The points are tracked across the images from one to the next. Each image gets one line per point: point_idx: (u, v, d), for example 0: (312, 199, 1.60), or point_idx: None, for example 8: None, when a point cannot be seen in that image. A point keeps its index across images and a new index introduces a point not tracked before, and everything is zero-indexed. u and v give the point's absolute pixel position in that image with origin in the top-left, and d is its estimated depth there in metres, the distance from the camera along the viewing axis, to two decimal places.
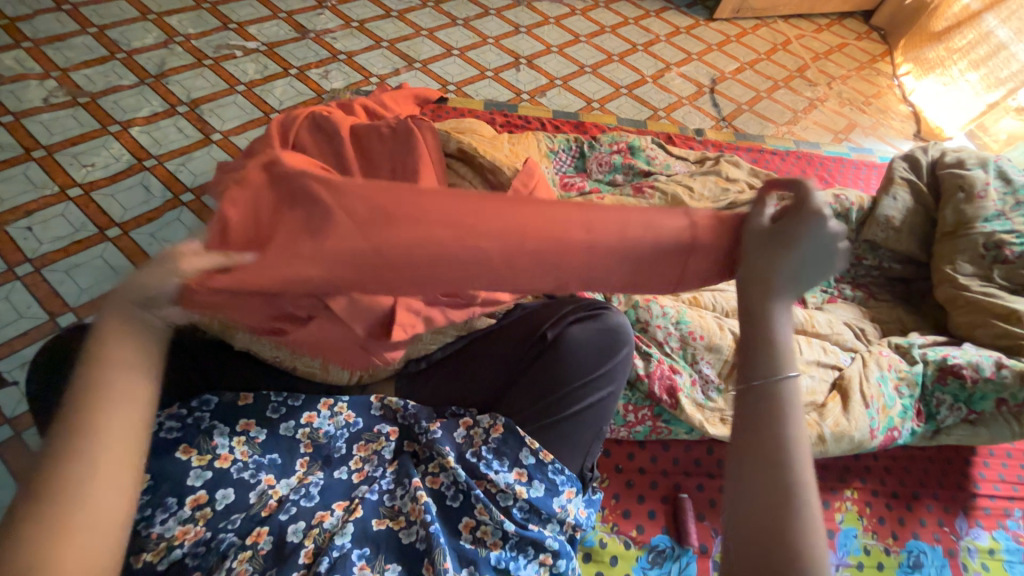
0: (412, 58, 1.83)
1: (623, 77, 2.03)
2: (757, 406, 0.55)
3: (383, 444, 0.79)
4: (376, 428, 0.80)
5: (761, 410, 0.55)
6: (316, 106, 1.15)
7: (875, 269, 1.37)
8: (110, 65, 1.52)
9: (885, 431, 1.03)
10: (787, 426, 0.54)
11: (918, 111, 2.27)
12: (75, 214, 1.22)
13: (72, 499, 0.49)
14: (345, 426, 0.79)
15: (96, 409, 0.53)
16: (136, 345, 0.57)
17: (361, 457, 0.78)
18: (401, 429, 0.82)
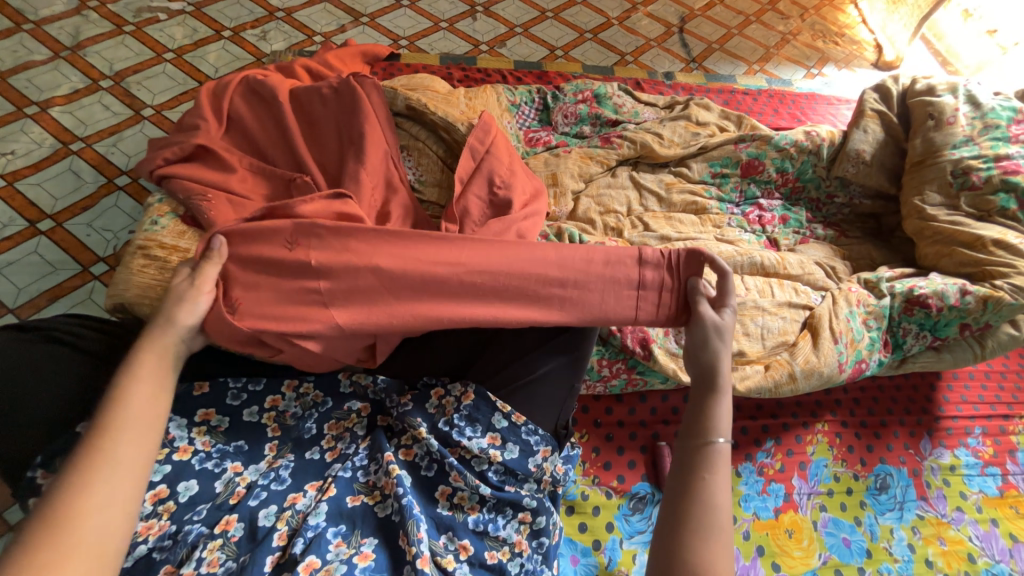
0: (358, 12, 1.68)
1: (588, 20, 1.92)
2: (693, 457, 0.63)
3: (355, 421, 0.78)
4: (346, 406, 0.78)
5: (693, 455, 0.63)
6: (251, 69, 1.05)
7: (847, 206, 1.37)
8: (17, 38, 1.37)
9: (853, 364, 1.04)
10: (719, 476, 0.62)
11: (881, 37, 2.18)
12: (0, 208, 1.12)
13: (87, 521, 0.50)
14: (312, 405, 0.77)
15: (119, 433, 0.56)
16: (157, 380, 0.62)
17: (334, 435, 0.76)
18: (372, 405, 0.80)
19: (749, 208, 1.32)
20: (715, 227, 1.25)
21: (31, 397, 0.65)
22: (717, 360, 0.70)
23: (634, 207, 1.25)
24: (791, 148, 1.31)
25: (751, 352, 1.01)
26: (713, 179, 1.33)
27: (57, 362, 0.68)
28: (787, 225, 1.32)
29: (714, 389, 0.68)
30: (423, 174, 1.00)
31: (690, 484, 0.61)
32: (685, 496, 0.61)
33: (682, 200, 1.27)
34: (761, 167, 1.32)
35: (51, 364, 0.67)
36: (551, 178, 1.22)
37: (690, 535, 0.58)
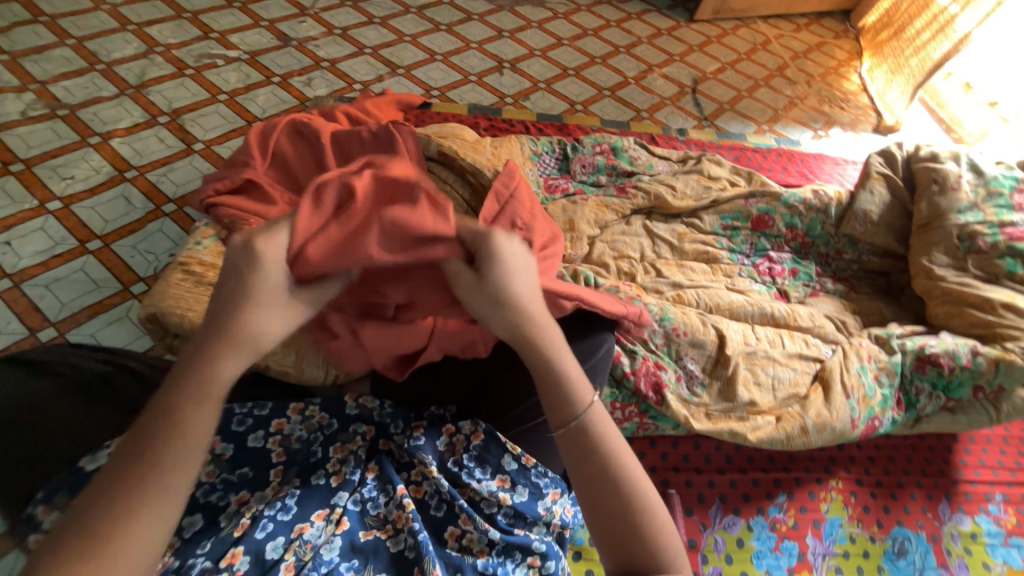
0: (395, 64, 1.84)
1: (606, 79, 2.06)
2: (579, 445, 0.64)
3: (359, 444, 0.78)
4: (351, 428, 0.79)
5: (577, 456, 0.64)
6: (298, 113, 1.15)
7: (856, 262, 1.40)
8: (90, 76, 1.51)
9: (866, 421, 1.03)
10: (601, 441, 0.64)
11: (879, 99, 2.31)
12: (55, 227, 1.20)
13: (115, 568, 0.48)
14: (318, 429, 0.78)
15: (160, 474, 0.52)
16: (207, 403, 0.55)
17: (338, 459, 0.76)
18: (376, 428, 0.81)
19: (759, 260, 1.37)
20: (726, 276, 1.29)
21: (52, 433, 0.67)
22: (520, 307, 0.64)
23: (648, 254, 1.30)
24: (799, 205, 1.37)
25: (762, 403, 1.01)
26: (724, 231, 1.38)
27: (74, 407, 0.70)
28: (797, 278, 1.35)
29: (533, 348, 0.65)
30: None
31: (593, 471, 0.63)
32: (593, 479, 0.63)
33: (694, 249, 1.32)
34: (770, 222, 1.38)
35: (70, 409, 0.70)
36: (568, 223, 1.28)
37: (616, 507, 0.62)
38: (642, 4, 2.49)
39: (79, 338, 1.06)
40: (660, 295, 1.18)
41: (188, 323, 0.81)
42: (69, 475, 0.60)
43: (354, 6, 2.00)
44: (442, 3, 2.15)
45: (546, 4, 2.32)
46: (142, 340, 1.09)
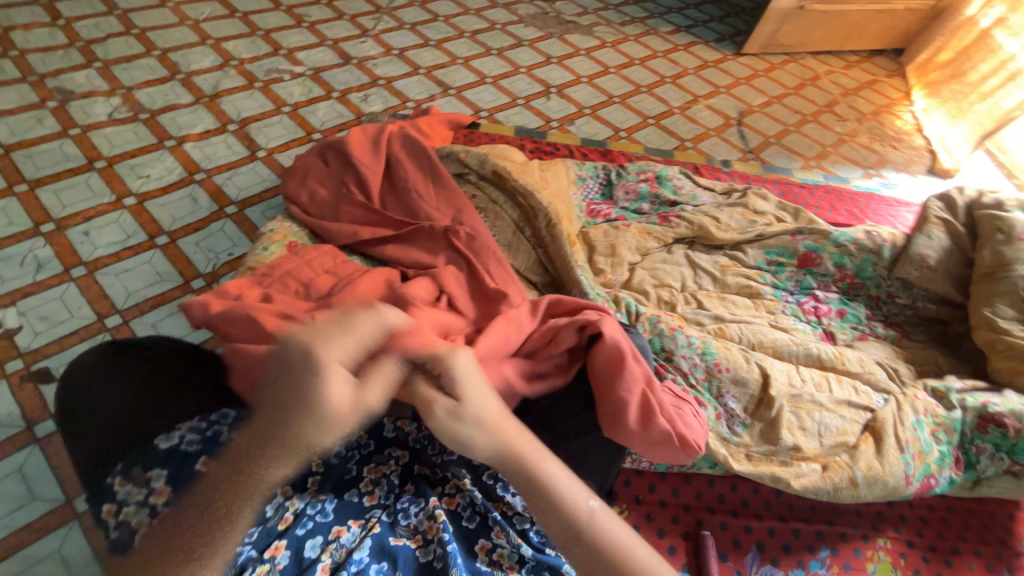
0: (447, 85, 1.91)
1: (651, 107, 2.08)
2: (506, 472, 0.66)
3: (392, 468, 0.79)
4: (386, 450, 0.81)
5: (513, 474, 0.66)
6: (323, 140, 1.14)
7: (909, 308, 1.35)
8: (170, 85, 1.64)
9: (920, 479, 0.97)
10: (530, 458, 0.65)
11: (936, 141, 2.24)
12: (128, 222, 1.29)
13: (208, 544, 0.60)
14: (356, 447, 0.79)
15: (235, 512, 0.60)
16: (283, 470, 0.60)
17: (371, 479, 0.77)
18: (411, 453, 0.82)
19: (804, 298, 1.33)
20: (770, 313, 1.26)
21: (112, 405, 0.71)
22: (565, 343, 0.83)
23: (689, 284, 1.29)
24: (850, 245, 1.33)
25: (807, 449, 0.96)
26: (768, 266, 1.36)
27: (132, 376, 0.73)
28: (845, 319, 1.30)
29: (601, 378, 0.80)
30: (496, 235, 1.08)
31: (533, 488, 0.65)
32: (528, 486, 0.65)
33: (737, 282, 1.31)
34: (818, 260, 1.34)
35: (128, 377, 0.73)
36: (610, 248, 1.28)
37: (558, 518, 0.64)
38: (690, 36, 2.53)
39: (140, 327, 1.13)
40: (701, 328, 1.16)
41: None
42: (145, 450, 0.68)
43: (412, 29, 2.11)
44: (494, 28, 2.24)
45: (595, 33, 2.37)
46: (197, 334, 1.15)
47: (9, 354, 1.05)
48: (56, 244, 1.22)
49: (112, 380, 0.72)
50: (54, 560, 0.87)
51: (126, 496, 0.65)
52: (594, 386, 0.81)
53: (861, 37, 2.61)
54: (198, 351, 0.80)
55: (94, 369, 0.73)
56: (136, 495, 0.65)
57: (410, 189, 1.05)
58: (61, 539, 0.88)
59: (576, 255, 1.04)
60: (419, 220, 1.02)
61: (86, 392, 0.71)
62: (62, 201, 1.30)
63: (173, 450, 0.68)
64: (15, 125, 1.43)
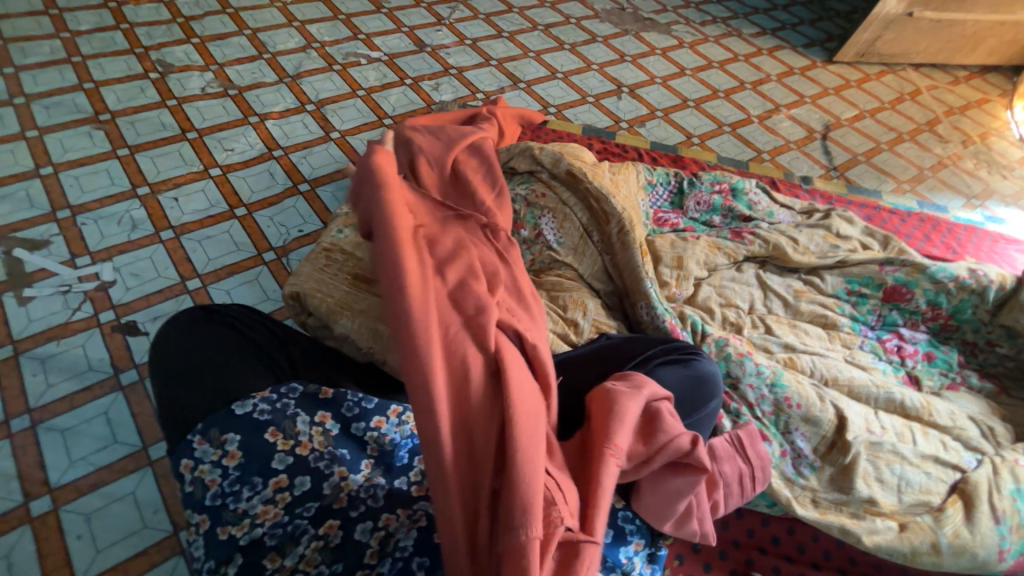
0: (517, 78, 1.89)
1: (727, 114, 1.97)
2: None
3: None
4: None
5: None
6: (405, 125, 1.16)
7: (1011, 360, 1.20)
8: (258, 63, 1.72)
9: (1016, 555, 0.86)
10: None
11: None
12: (212, 191, 1.37)
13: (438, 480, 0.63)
14: (410, 436, 0.81)
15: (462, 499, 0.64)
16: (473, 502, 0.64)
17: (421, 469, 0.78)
18: None
19: (886, 335, 1.22)
20: (846, 347, 1.16)
21: (203, 363, 0.75)
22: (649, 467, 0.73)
23: (757, 307, 1.21)
24: (949, 282, 1.19)
25: (883, 504, 0.88)
26: (848, 296, 1.25)
27: (224, 341, 0.78)
28: (932, 364, 1.18)
29: (667, 506, 0.74)
30: (562, 237, 1.06)
31: None
32: None
33: (811, 310, 1.21)
34: (908, 295, 1.22)
35: (220, 341, 0.78)
36: (676, 260, 1.22)
37: None
38: (776, 39, 2.36)
39: (216, 293, 1.19)
40: (770, 356, 1.09)
41: (323, 308, 0.87)
42: (223, 412, 0.70)
43: (487, 20, 2.10)
44: (569, 22, 2.19)
45: (673, 32, 2.27)
46: (265, 304, 1.20)
47: (103, 305, 1.14)
48: (149, 207, 1.31)
49: (206, 342, 0.77)
50: (128, 501, 0.94)
51: (205, 452, 0.68)
52: (652, 500, 0.75)
53: (975, 50, 2.34)
54: (274, 323, 0.85)
55: (191, 330, 0.79)
56: (219, 453, 0.68)
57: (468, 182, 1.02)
58: (135, 483, 0.95)
59: (646, 266, 1.01)
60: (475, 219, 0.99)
61: (182, 349, 0.76)
62: (157, 167, 1.39)
63: (247, 417, 0.71)
64: (121, 93, 1.54)
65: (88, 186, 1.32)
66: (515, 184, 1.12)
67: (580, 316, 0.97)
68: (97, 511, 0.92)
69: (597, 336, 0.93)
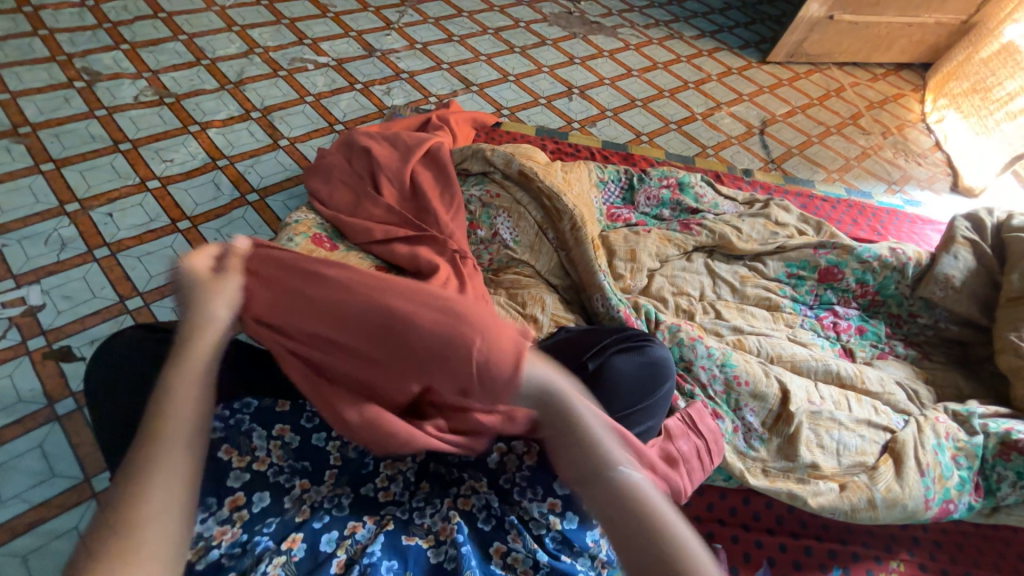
0: (470, 81, 1.90)
1: (673, 112, 2.06)
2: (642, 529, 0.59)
3: (408, 466, 0.79)
4: None
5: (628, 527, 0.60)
6: (358, 133, 1.16)
7: (930, 329, 1.32)
8: (196, 70, 1.65)
9: (940, 503, 0.96)
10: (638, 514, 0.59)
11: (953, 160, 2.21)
12: (151, 205, 1.30)
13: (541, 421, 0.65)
14: None
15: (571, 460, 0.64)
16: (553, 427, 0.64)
17: (387, 475, 0.77)
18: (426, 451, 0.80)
19: (823, 313, 1.32)
20: (789, 326, 1.24)
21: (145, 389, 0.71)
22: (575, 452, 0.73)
23: (708, 294, 1.27)
24: (874, 261, 1.30)
25: (825, 467, 0.96)
26: (788, 279, 1.34)
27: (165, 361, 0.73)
28: (864, 337, 1.29)
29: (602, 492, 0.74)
30: (518, 236, 1.08)
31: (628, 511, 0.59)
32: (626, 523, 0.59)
33: (756, 294, 1.29)
34: (840, 275, 1.32)
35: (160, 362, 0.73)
36: (630, 253, 1.27)
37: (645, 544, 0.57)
38: (715, 41, 2.50)
39: (160, 311, 1.13)
40: (720, 339, 1.15)
41: None
42: None
43: (437, 24, 2.10)
44: (519, 26, 2.22)
45: (619, 35, 2.35)
46: None
47: (32, 331, 1.06)
48: (80, 224, 1.23)
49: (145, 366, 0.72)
50: (70, 537, 0.88)
51: None
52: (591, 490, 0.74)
53: (889, 49, 2.57)
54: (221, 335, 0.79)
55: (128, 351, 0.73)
56: None
57: (425, 196, 1.05)
58: (78, 517, 0.89)
59: (599, 260, 1.04)
60: (431, 227, 1.02)
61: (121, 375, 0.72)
62: (87, 182, 1.31)
63: None
64: (42, 103, 1.44)
65: (8, 205, 1.23)
66: (470, 184, 1.12)
67: (538, 312, 0.99)
68: (36, 551, 0.85)
69: (554, 330, 0.95)
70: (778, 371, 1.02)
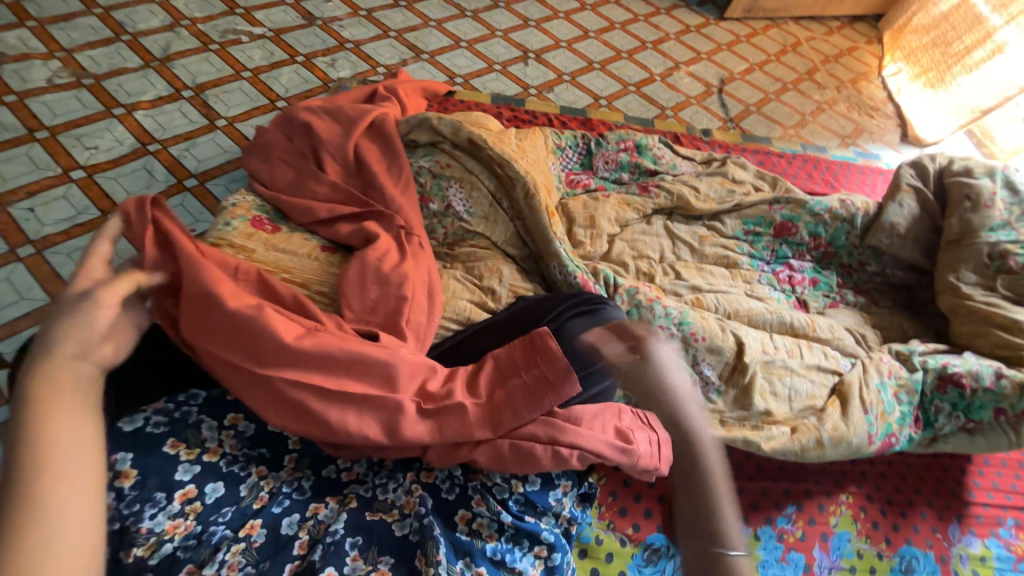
0: (420, 49, 1.81)
1: (632, 74, 2.02)
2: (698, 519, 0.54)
3: None
4: None
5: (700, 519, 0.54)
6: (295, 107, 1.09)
7: (878, 276, 1.37)
8: (115, 46, 1.51)
9: (883, 437, 1.02)
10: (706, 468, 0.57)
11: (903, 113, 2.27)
12: (78, 197, 1.21)
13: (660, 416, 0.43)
14: None
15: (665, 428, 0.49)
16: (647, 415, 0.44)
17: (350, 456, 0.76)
18: None
19: (779, 267, 1.35)
20: (746, 283, 1.27)
21: None
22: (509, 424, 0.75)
23: (668, 255, 1.28)
24: (825, 214, 1.34)
25: (777, 413, 1.00)
26: (745, 236, 1.37)
27: None
28: (817, 288, 1.33)
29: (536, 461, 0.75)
30: (472, 207, 1.05)
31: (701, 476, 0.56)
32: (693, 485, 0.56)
33: (714, 253, 1.31)
34: (794, 230, 1.35)
35: None
36: (589, 220, 1.26)
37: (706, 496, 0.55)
38: None
39: None
40: (679, 298, 1.17)
41: None
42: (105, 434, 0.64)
43: None
44: None
45: None
46: None
47: None
48: None
49: None
50: None
51: (117, 463, 0.63)
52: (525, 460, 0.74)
53: (844, 1, 2.57)
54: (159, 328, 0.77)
55: None
56: (126, 475, 0.63)
57: (370, 171, 1.01)
58: None
59: (554, 227, 1.03)
60: (378, 204, 0.99)
61: None
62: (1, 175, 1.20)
63: (139, 432, 0.66)
64: None
65: None
66: (419, 155, 1.08)
67: (495, 283, 0.98)
68: None
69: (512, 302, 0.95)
70: (733, 325, 1.05)
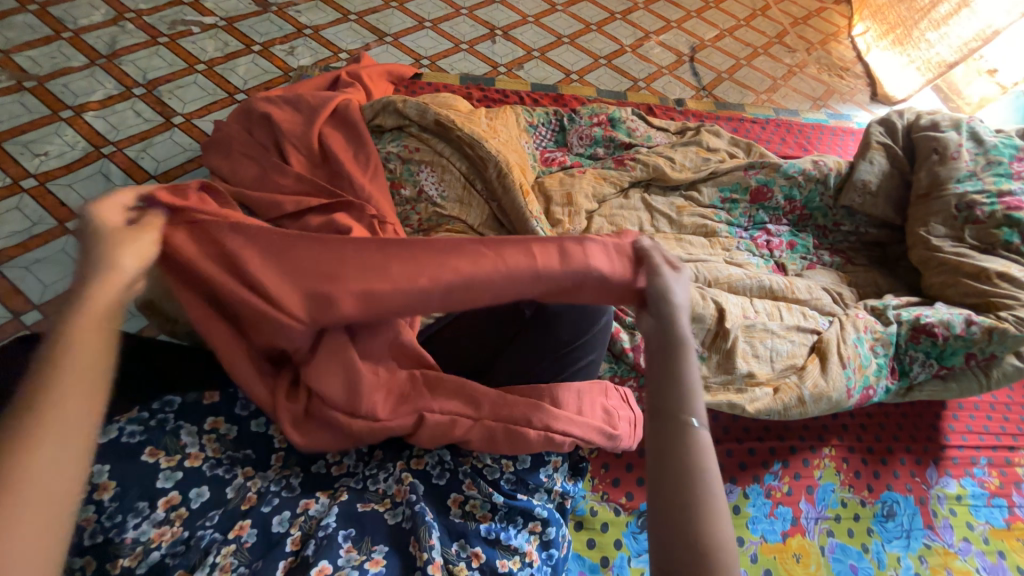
0: (382, 31, 1.75)
1: (602, 47, 1.99)
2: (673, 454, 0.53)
3: None
4: None
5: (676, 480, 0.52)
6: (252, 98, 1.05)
7: (852, 235, 1.40)
8: (56, 45, 1.42)
9: (862, 390, 1.05)
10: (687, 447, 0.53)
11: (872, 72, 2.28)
12: (31, 207, 1.15)
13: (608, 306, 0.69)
14: None
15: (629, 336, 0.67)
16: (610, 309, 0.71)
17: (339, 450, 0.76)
18: None
19: (757, 232, 1.36)
20: (725, 250, 1.28)
21: None
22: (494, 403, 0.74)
23: (647, 228, 1.28)
24: (799, 176, 1.35)
25: (760, 374, 1.02)
26: (723, 204, 1.37)
27: None
28: (795, 251, 1.35)
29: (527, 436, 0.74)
30: (445, 190, 1.03)
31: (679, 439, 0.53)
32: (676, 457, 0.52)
33: (692, 222, 1.31)
34: (769, 194, 1.36)
35: None
36: (566, 197, 1.24)
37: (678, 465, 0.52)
38: None
39: None
40: None
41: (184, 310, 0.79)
42: None
43: None
44: None
45: None
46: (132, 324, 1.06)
47: None
48: None
49: None
50: None
51: (96, 475, 0.61)
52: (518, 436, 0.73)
53: None
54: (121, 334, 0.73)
55: None
56: (104, 487, 0.61)
57: (336, 159, 0.97)
58: None
59: (530, 206, 1.01)
60: (347, 192, 0.96)
61: None
62: None
63: (114, 443, 0.63)
64: None
65: None
66: (387, 141, 1.05)
67: None
68: None
69: None
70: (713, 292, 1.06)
